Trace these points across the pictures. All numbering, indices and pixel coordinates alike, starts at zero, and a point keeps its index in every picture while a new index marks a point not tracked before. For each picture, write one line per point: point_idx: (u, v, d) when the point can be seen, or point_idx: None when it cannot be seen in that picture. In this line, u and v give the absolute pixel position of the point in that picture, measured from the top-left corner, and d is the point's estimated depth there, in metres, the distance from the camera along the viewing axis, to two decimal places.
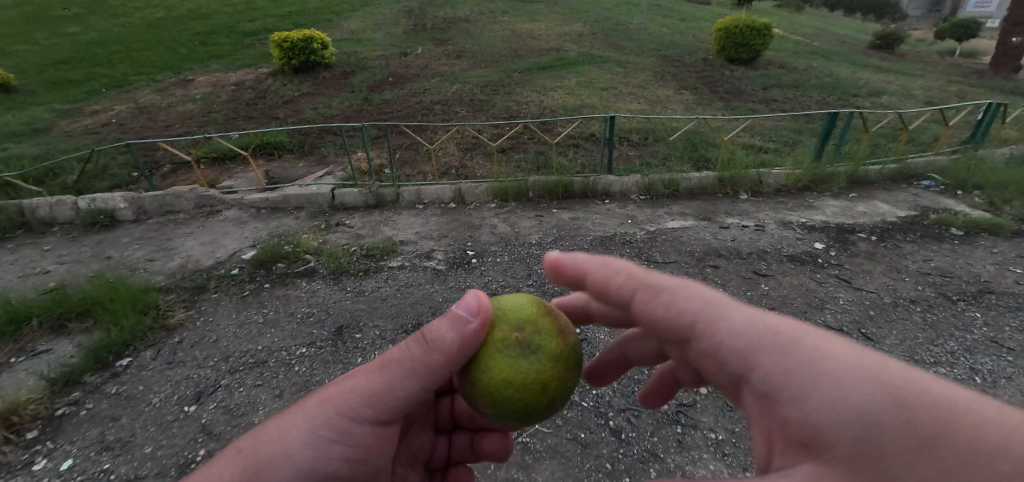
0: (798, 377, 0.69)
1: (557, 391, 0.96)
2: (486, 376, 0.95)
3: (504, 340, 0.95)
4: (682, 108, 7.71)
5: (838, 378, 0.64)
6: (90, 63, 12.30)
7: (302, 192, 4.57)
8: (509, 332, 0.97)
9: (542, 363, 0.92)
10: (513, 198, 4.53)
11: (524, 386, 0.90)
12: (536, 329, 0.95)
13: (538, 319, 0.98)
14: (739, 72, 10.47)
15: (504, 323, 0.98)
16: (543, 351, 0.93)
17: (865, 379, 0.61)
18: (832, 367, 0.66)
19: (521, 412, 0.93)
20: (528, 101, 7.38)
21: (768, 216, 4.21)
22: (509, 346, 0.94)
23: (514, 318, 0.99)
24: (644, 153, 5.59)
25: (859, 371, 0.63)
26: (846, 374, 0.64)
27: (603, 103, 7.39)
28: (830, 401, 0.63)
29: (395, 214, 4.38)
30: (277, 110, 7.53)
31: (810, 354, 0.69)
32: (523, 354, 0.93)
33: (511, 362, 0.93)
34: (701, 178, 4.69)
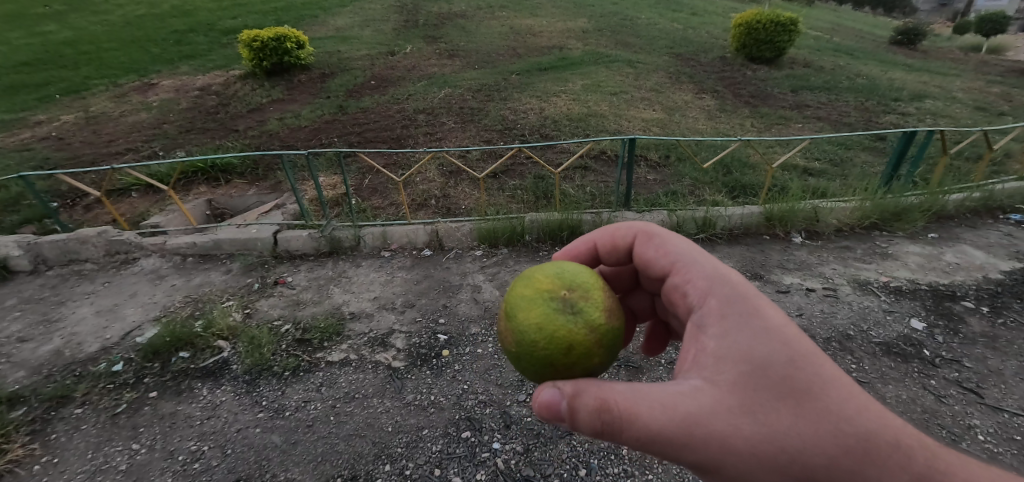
0: (732, 327, 1.16)
1: (583, 357, 1.06)
2: (525, 316, 1.07)
3: (553, 293, 1.07)
4: (706, 116, 6.67)
5: (755, 337, 1.12)
6: (55, 64, 11.35)
7: (238, 236, 3.62)
8: (561, 292, 1.09)
9: (578, 325, 1.04)
10: (503, 242, 3.54)
11: (554, 337, 1.02)
12: (585, 297, 1.08)
13: (589, 292, 1.11)
14: (763, 73, 9.38)
15: (559, 280, 1.11)
16: (583, 315, 1.05)
17: (777, 347, 1.08)
18: (758, 329, 1.13)
19: (544, 360, 1.05)
20: (527, 109, 6.36)
21: (836, 273, 3.24)
22: (554, 298, 1.06)
23: (569, 281, 1.11)
24: (666, 178, 4.59)
25: (773, 340, 1.10)
26: (762, 337, 1.11)
27: (613, 111, 6.36)
28: (746, 348, 1.10)
29: (353, 266, 3.42)
30: (239, 119, 6.55)
31: (748, 311, 1.18)
32: (564, 311, 1.04)
33: (549, 313, 1.05)
34: (743, 215, 3.69)
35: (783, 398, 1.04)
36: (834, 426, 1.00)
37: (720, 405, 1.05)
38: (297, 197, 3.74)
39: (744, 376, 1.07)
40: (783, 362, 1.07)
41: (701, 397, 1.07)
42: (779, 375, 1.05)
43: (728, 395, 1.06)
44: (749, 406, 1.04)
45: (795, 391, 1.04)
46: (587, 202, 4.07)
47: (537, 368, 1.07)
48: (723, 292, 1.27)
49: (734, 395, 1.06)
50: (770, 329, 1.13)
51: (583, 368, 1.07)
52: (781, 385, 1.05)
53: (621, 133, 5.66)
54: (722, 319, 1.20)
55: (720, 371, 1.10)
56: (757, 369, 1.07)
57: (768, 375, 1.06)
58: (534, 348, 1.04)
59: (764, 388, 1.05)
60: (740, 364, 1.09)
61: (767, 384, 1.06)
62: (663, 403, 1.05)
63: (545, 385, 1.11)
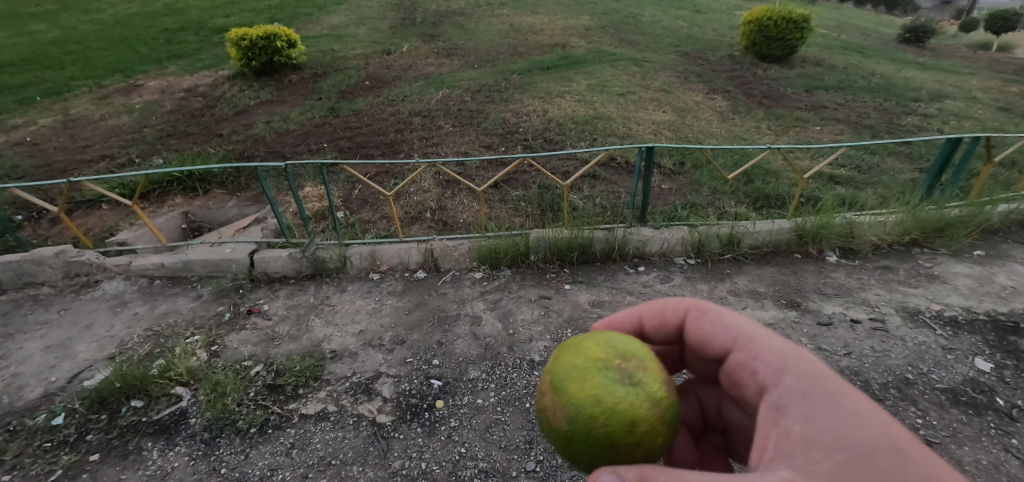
0: (819, 403, 0.86)
1: (650, 446, 0.76)
2: (574, 382, 0.78)
3: (607, 354, 0.81)
4: (719, 118, 6.30)
5: (853, 417, 0.80)
6: (39, 63, 10.96)
7: (209, 257, 3.26)
8: (615, 353, 0.83)
9: (644, 397, 0.76)
10: (506, 262, 3.17)
11: (624, 409, 0.73)
12: (644, 363, 0.82)
13: (647, 358, 0.87)
14: (774, 72, 9.00)
15: (610, 340, 0.85)
16: (648, 386, 0.78)
17: (879, 426, 0.77)
18: (854, 405, 0.82)
19: (602, 449, 0.73)
20: (529, 111, 5.98)
21: (880, 300, 2.87)
22: (613, 358, 0.79)
23: (623, 344, 0.87)
24: (682, 187, 4.22)
25: (881, 424, 0.78)
26: (861, 415, 0.80)
27: (621, 113, 5.99)
28: (839, 427, 0.79)
29: (338, 291, 3.06)
30: (224, 122, 6.18)
31: (827, 378, 0.90)
32: (629, 373, 0.77)
33: (610, 379, 0.77)
34: (772, 230, 3.32)
35: None
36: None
37: None
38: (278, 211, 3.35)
39: (844, 464, 0.73)
40: (900, 450, 0.73)
41: None
42: (897, 465, 0.70)
43: None
44: None
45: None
46: (597, 216, 3.70)
47: (595, 455, 0.75)
48: (798, 360, 0.99)
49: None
50: (875, 409, 0.81)
51: (648, 450, 0.77)
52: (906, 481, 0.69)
53: (630, 137, 5.28)
54: (803, 393, 0.91)
55: (812, 461, 0.76)
56: (861, 458, 0.74)
57: (879, 462, 0.71)
58: (593, 426, 0.73)
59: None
60: (837, 453, 0.76)
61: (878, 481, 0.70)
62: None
63: (600, 476, 0.76)
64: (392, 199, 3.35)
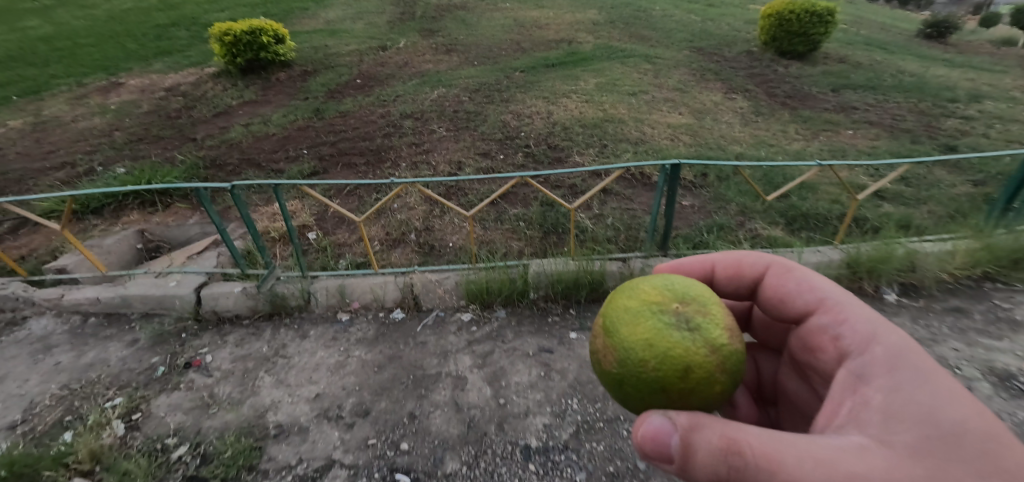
0: (905, 385, 0.99)
1: (698, 386, 0.93)
2: (630, 330, 0.96)
3: (663, 306, 0.97)
4: (741, 121, 5.71)
5: (935, 402, 0.94)
6: (21, 59, 10.46)
7: (151, 292, 2.78)
8: (672, 306, 0.98)
9: (694, 343, 0.92)
10: (501, 301, 2.64)
11: (671, 360, 0.90)
12: (700, 314, 0.97)
13: (704, 308, 1.01)
14: (796, 70, 8.37)
15: (668, 293, 1.01)
16: (699, 334, 0.94)
17: (967, 416, 0.91)
18: (939, 391, 0.96)
19: (652, 384, 0.93)
20: (531, 113, 5.43)
21: (960, 358, 2.33)
22: (666, 312, 0.95)
23: (680, 296, 1.01)
24: (705, 205, 3.67)
25: (965, 413, 0.92)
26: (947, 402, 0.94)
27: (632, 115, 5.42)
28: (929, 408, 0.93)
29: (296, 336, 2.56)
30: (200, 124, 5.68)
31: (922, 369, 1.02)
32: (679, 328, 0.93)
33: (662, 330, 0.93)
34: (819, 263, 2.81)
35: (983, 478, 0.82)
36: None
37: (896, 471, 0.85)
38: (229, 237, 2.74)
39: (924, 440, 0.88)
40: (982, 438, 0.88)
41: (871, 457, 0.88)
42: (977, 449, 0.86)
43: (907, 459, 0.86)
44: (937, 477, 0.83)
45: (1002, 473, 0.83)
46: (607, 241, 3.18)
47: (644, 394, 0.95)
48: (887, 344, 1.10)
49: (913, 460, 0.86)
50: (961, 399, 0.94)
51: (702, 393, 0.94)
52: (976, 458, 0.85)
53: (644, 143, 4.72)
54: (891, 375, 1.03)
55: (892, 429, 0.92)
56: (943, 436, 0.88)
57: (961, 444, 0.87)
58: (642, 369, 0.92)
59: (954, 460, 0.85)
60: (920, 427, 0.91)
61: (954, 456, 0.86)
62: (833, 462, 0.87)
63: (650, 412, 0.98)
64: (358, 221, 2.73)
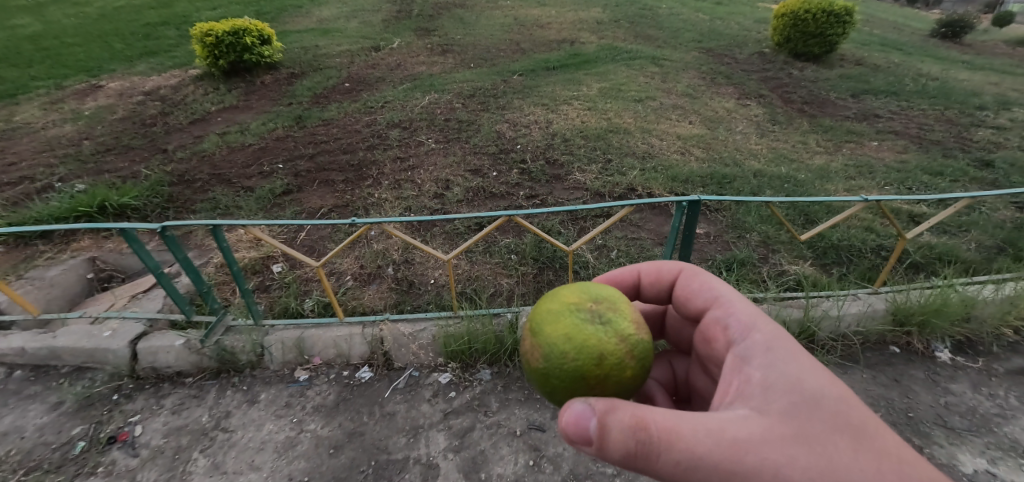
0: (780, 359, 1.11)
1: (614, 378, 0.96)
2: (551, 327, 0.99)
3: (578, 304, 1.01)
4: (756, 132, 5.28)
5: (802, 371, 1.08)
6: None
7: (81, 344, 2.40)
8: (587, 304, 1.03)
9: (608, 335, 0.96)
10: (485, 360, 2.26)
11: (586, 348, 0.93)
12: (611, 309, 1.02)
13: (616, 305, 1.06)
14: (812, 73, 7.91)
15: (583, 293, 1.06)
16: (612, 326, 0.98)
17: (823, 381, 1.05)
18: (803, 363, 1.10)
19: (573, 377, 0.95)
20: (529, 122, 5.01)
21: None
22: (581, 308, 1.00)
23: (594, 295, 1.06)
24: (722, 234, 3.27)
25: (822, 379, 1.06)
26: (811, 371, 1.08)
27: (639, 125, 4.99)
28: (797, 378, 1.05)
29: (242, 403, 2.17)
30: (174, 132, 5.27)
31: (788, 344, 1.17)
32: (593, 321, 0.97)
33: (578, 324, 0.97)
34: (862, 314, 2.44)
35: (835, 432, 0.97)
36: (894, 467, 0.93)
37: (771, 435, 0.96)
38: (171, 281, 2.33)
39: (794, 406, 1.00)
40: (836, 398, 1.03)
41: (751, 425, 0.98)
42: (833, 410, 1.00)
43: (780, 423, 0.98)
44: (801, 435, 0.96)
45: (850, 428, 0.98)
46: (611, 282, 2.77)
47: (566, 385, 0.97)
48: (767, 328, 1.24)
49: (784, 424, 0.98)
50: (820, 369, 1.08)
51: (616, 383, 0.97)
52: (830, 417, 0.99)
53: (652, 157, 4.29)
54: (766, 352, 1.15)
55: (769, 398, 1.03)
56: (807, 401, 1.01)
57: (821, 405, 1.00)
58: (562, 362, 0.95)
59: (814, 420, 0.98)
60: (791, 395, 1.03)
61: (817, 416, 0.99)
62: (717, 433, 0.96)
63: (573, 401, 0.99)
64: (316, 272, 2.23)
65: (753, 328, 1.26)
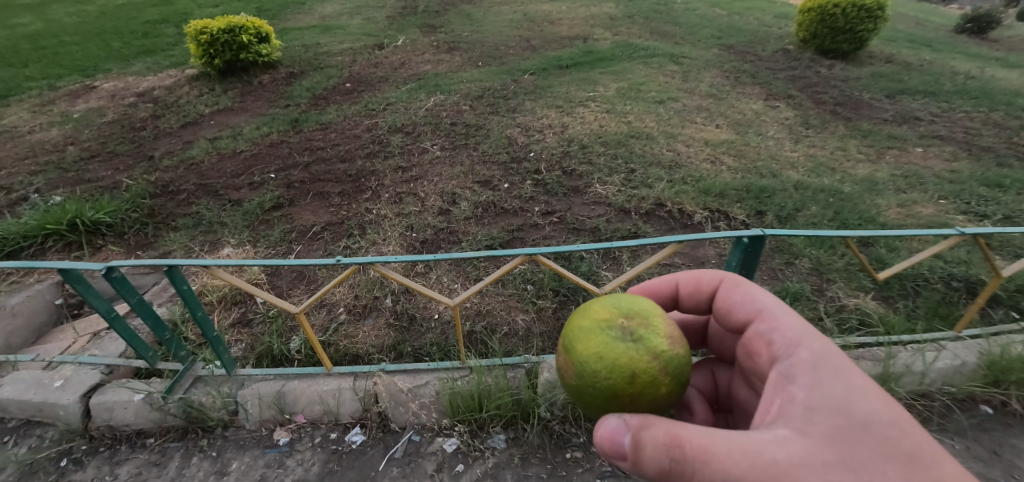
0: (827, 379, 1.04)
1: (648, 393, 1.00)
2: (584, 345, 1.04)
3: (609, 321, 1.04)
4: (789, 138, 4.85)
5: (852, 393, 1.01)
6: None
7: (26, 396, 2.05)
8: (618, 320, 1.06)
9: (638, 352, 0.99)
10: (499, 423, 1.90)
11: (617, 368, 0.98)
12: (643, 324, 1.04)
13: (648, 319, 1.07)
14: (841, 71, 7.44)
15: (615, 309, 1.09)
16: (643, 343, 1.01)
17: (876, 405, 0.97)
18: (855, 384, 1.02)
19: (606, 394, 0.99)
20: (542, 126, 4.61)
21: None
22: (612, 325, 1.03)
23: (625, 310, 1.09)
24: (767, 259, 2.87)
25: (878, 404, 0.98)
26: (863, 394, 1.00)
27: (662, 130, 4.58)
28: (846, 400, 0.99)
29: (209, 475, 1.83)
30: (163, 137, 4.92)
31: (840, 363, 1.09)
32: (623, 338, 1.01)
33: (609, 342, 1.01)
34: (951, 369, 2.06)
35: (887, 459, 0.89)
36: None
37: (813, 459, 0.91)
38: (127, 323, 1.96)
39: (840, 430, 0.94)
40: (891, 424, 0.94)
41: (790, 448, 0.93)
42: (887, 436, 0.92)
43: (824, 447, 0.92)
44: (847, 461, 0.89)
45: (906, 457, 0.89)
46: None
47: (600, 401, 1.01)
48: (815, 345, 1.16)
49: (830, 449, 0.91)
50: (874, 392, 1.00)
51: (650, 398, 0.99)
52: (885, 444, 0.91)
53: (680, 167, 3.88)
54: (812, 371, 1.09)
55: (812, 420, 0.97)
56: (855, 425, 0.94)
57: (870, 431, 0.93)
58: (595, 379, 0.99)
59: (865, 446, 0.91)
60: (836, 417, 0.96)
61: (866, 442, 0.92)
62: (754, 456, 0.92)
63: (607, 415, 1.05)
64: (295, 319, 1.83)
65: (799, 344, 1.19)
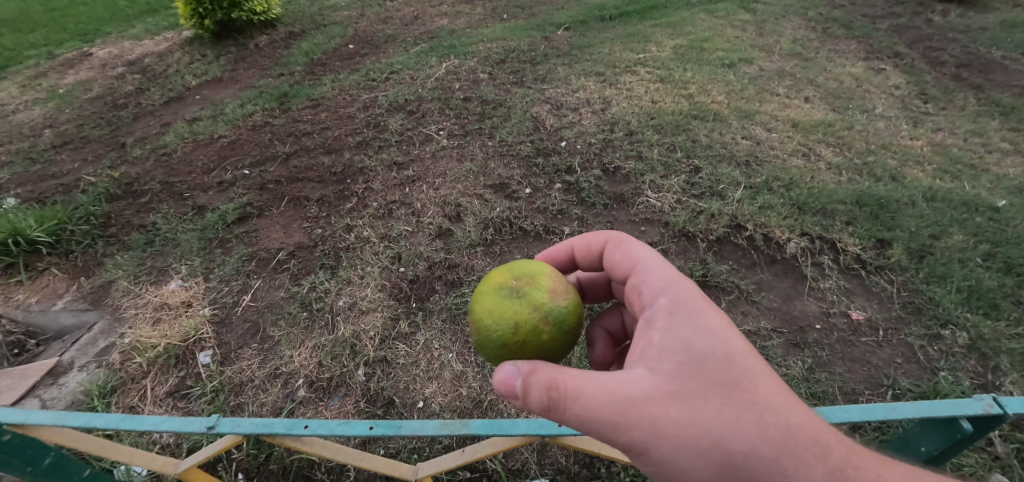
0: (682, 320, 1.02)
1: (538, 342, 1.07)
2: (480, 309, 1.11)
3: (499, 285, 1.11)
4: (903, 120, 3.70)
5: (701, 332, 1.00)
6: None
7: None
8: (507, 284, 1.12)
9: (525, 307, 1.06)
10: None
11: (504, 320, 1.05)
12: (529, 283, 1.11)
13: (535, 278, 1.13)
14: (961, 16, 5.86)
15: (507, 274, 1.15)
16: (528, 299, 1.08)
17: (717, 341, 0.98)
18: (705, 323, 1.01)
19: (502, 344, 1.07)
20: (577, 101, 3.61)
21: None
22: (503, 287, 1.10)
23: (515, 273, 1.15)
24: (897, 326, 2.04)
25: (723, 340, 0.98)
26: (709, 332, 1.00)
27: (735, 108, 3.54)
28: (693, 339, 0.98)
29: None
30: (143, 118, 4.33)
31: (695, 303, 1.07)
32: (510, 296, 1.08)
33: (499, 301, 1.08)
34: None
35: (721, 393, 0.92)
36: (774, 426, 0.89)
37: (658, 394, 0.91)
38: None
39: (685, 367, 0.95)
40: (727, 357, 0.96)
41: (639, 386, 0.93)
42: (724, 370, 0.94)
43: (669, 384, 0.93)
44: (685, 393, 0.91)
45: (736, 387, 0.93)
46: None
47: (497, 352, 1.09)
48: (676, 289, 1.12)
49: (672, 384, 0.93)
50: (722, 329, 1.00)
51: (535, 345, 1.06)
52: (720, 379, 0.93)
53: (762, 163, 2.96)
54: (669, 311, 1.06)
55: (663, 361, 0.97)
56: (698, 362, 0.96)
57: (710, 368, 0.95)
58: (491, 334, 1.07)
59: (701, 382, 0.93)
60: (682, 357, 0.96)
61: (705, 377, 0.94)
62: (608, 395, 0.91)
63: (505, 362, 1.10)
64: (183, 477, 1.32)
65: (662, 288, 1.15)
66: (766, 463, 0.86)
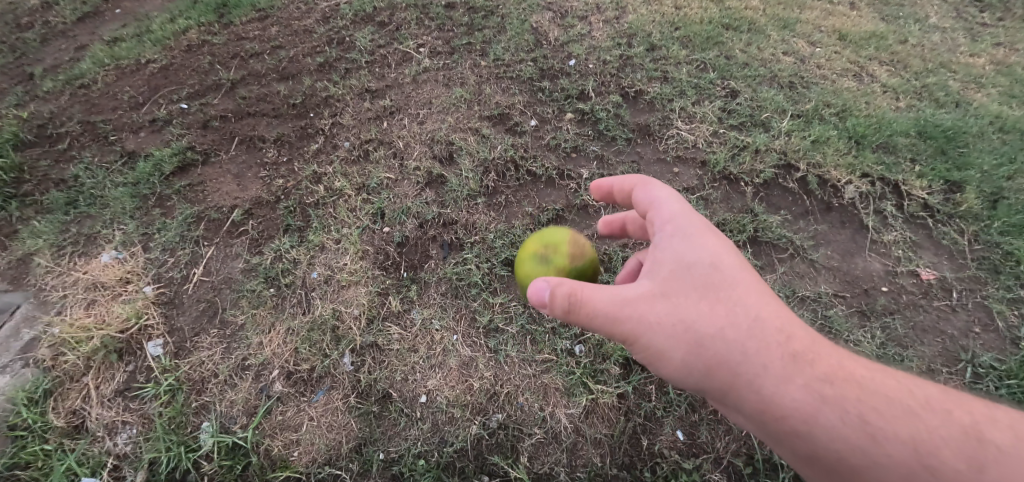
0: (679, 237, 0.99)
1: None
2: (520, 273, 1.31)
3: (532, 251, 1.29)
4: (960, 32, 3.15)
5: (697, 246, 0.97)
6: None
7: None
8: (538, 248, 1.29)
9: (553, 266, 1.24)
10: None
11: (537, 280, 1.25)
12: (557, 246, 1.26)
13: (562, 241, 1.28)
14: None
15: (540, 239, 1.31)
16: (555, 260, 1.24)
17: (711, 255, 0.96)
18: (701, 238, 0.98)
19: None
20: (585, 8, 2.96)
21: None
22: (536, 254, 1.27)
23: (544, 238, 1.31)
24: (976, 289, 1.79)
25: (711, 247, 0.97)
26: (704, 246, 0.97)
27: (773, 16, 2.95)
28: (685, 252, 0.96)
29: None
30: (49, 38, 3.51)
31: (696, 222, 1.02)
32: (542, 260, 1.25)
33: (533, 266, 1.27)
34: None
35: (708, 298, 0.92)
36: (747, 319, 0.91)
37: (648, 300, 0.94)
38: None
39: (676, 276, 0.95)
40: (719, 268, 0.95)
41: (633, 292, 0.95)
42: (712, 279, 0.94)
43: (660, 290, 0.94)
44: (672, 298, 0.93)
45: (724, 293, 0.93)
46: (756, 454, 1.43)
47: None
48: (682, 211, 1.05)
49: (662, 291, 0.94)
50: (712, 239, 0.99)
51: None
52: (709, 287, 0.93)
53: (809, 85, 2.49)
54: (670, 230, 1.02)
55: (657, 271, 0.97)
56: (689, 273, 0.95)
57: (701, 276, 0.94)
58: None
59: (689, 288, 0.93)
60: (676, 269, 0.96)
61: (695, 285, 0.94)
62: (600, 295, 0.95)
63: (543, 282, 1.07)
64: None
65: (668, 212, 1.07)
66: (732, 347, 0.89)
